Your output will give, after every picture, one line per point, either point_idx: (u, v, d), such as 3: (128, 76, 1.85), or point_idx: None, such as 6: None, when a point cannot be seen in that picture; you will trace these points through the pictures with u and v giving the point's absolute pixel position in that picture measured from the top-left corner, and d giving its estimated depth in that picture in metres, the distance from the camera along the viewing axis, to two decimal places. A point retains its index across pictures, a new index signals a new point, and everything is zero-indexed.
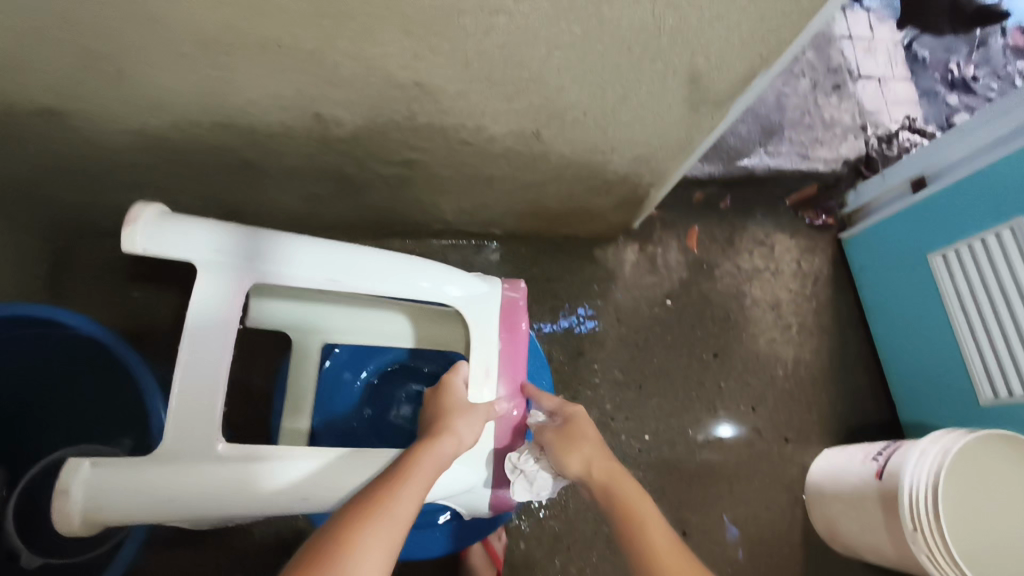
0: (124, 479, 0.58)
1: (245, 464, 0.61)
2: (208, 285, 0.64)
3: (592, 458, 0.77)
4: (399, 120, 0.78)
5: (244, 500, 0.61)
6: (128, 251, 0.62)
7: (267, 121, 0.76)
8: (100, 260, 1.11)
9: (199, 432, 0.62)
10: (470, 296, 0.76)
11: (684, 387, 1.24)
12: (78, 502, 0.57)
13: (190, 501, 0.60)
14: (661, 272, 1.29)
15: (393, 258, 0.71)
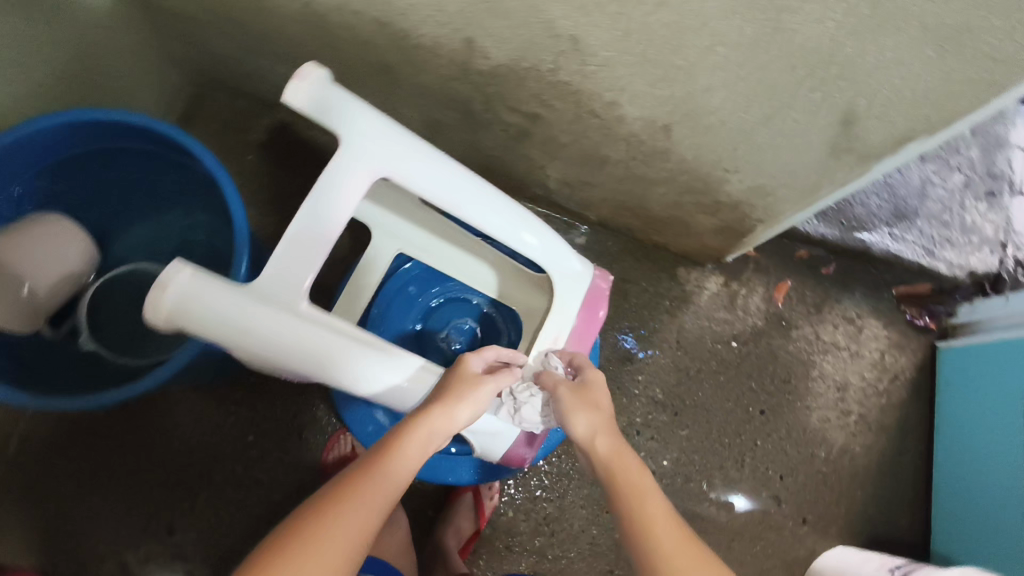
0: (219, 295, 0.60)
1: (325, 330, 0.64)
2: (342, 164, 0.66)
3: (601, 426, 0.68)
4: (542, 71, 0.79)
5: (315, 358, 0.63)
6: (287, 101, 0.64)
7: (421, 33, 0.79)
8: (230, 117, 1.19)
9: (293, 281, 0.64)
10: (566, 275, 0.79)
11: (719, 431, 1.20)
12: (170, 299, 0.59)
13: (270, 337, 0.62)
14: (737, 313, 1.25)
15: (514, 205, 0.73)
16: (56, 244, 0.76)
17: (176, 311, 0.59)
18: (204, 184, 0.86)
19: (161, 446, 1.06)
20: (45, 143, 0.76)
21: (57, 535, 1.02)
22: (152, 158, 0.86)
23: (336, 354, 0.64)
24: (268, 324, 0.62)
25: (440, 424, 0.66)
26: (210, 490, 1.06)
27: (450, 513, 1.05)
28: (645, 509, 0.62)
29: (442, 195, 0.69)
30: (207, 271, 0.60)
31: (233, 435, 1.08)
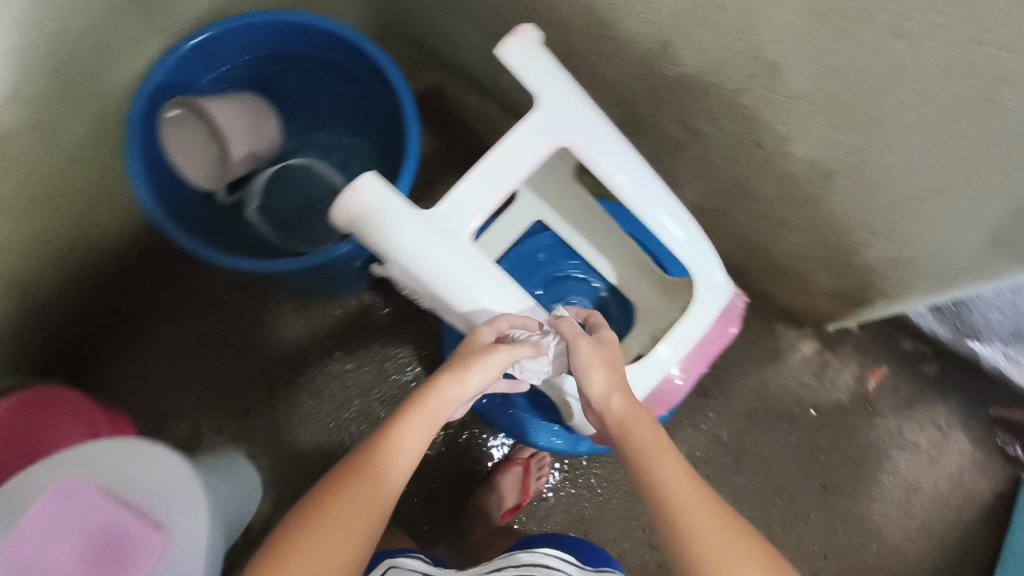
0: (395, 212, 0.64)
1: (481, 267, 0.68)
2: (531, 126, 0.68)
3: (617, 385, 0.71)
4: (726, 91, 0.82)
5: (467, 288, 0.67)
6: (500, 54, 0.66)
7: (622, 26, 0.84)
8: (404, 64, 1.27)
9: (463, 214, 0.67)
10: (710, 288, 0.76)
11: (774, 491, 1.18)
12: (354, 206, 0.63)
13: (433, 260, 0.65)
14: (824, 383, 1.23)
15: (681, 207, 0.74)
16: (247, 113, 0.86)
17: (356, 220, 0.64)
18: (386, 116, 0.90)
19: (259, 336, 1.14)
20: (261, 33, 0.84)
21: (151, 386, 1.11)
22: (339, 78, 0.91)
23: (485, 291, 0.68)
24: (435, 247, 0.65)
25: (445, 398, 0.66)
26: (291, 388, 1.13)
27: (500, 476, 1.09)
28: (658, 463, 0.65)
29: (620, 178, 0.70)
30: (390, 188, 0.64)
31: (325, 346, 1.14)
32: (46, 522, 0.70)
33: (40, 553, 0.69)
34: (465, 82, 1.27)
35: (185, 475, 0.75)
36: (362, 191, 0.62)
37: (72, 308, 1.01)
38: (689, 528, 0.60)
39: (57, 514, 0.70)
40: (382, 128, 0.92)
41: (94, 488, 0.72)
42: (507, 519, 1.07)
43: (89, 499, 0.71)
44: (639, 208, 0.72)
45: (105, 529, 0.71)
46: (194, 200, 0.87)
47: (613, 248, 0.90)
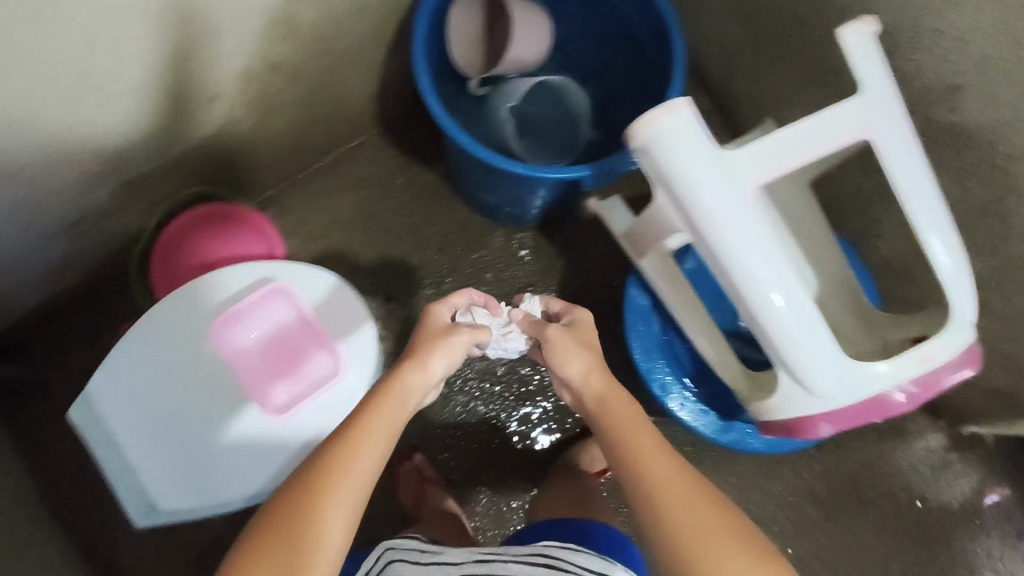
0: (693, 143, 0.61)
1: (758, 222, 0.62)
2: (843, 107, 0.65)
3: (592, 364, 0.69)
4: (998, 152, 0.80)
5: (739, 242, 0.62)
6: (836, 35, 0.64)
7: (911, 58, 0.83)
8: None
9: (753, 169, 0.63)
10: (963, 325, 0.68)
11: (851, 563, 1.16)
12: (655, 125, 0.60)
13: (716, 202, 0.61)
14: (938, 480, 1.18)
15: (958, 242, 0.69)
16: (529, 35, 0.86)
17: (653, 141, 0.61)
18: (643, 80, 0.87)
19: (424, 234, 1.19)
20: None
21: (315, 246, 1.16)
22: (605, 17, 0.88)
23: (756, 247, 0.62)
24: (721, 192, 0.61)
25: (411, 387, 0.66)
26: (438, 290, 1.18)
27: (589, 444, 1.09)
28: (627, 431, 0.65)
29: (915, 190, 0.66)
30: (697, 117, 0.61)
31: (479, 265, 1.20)
32: (256, 316, 0.80)
33: (243, 340, 0.79)
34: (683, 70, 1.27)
35: (369, 344, 0.80)
36: (675, 114, 0.60)
37: (281, 149, 1.06)
38: (668, 503, 0.60)
39: (266, 315, 0.80)
40: (632, 93, 0.89)
41: (303, 311, 0.80)
42: (600, 476, 1.11)
43: (297, 318, 0.80)
44: (918, 228, 0.67)
45: (297, 348, 0.80)
46: (450, 83, 0.89)
47: (822, 271, 0.86)
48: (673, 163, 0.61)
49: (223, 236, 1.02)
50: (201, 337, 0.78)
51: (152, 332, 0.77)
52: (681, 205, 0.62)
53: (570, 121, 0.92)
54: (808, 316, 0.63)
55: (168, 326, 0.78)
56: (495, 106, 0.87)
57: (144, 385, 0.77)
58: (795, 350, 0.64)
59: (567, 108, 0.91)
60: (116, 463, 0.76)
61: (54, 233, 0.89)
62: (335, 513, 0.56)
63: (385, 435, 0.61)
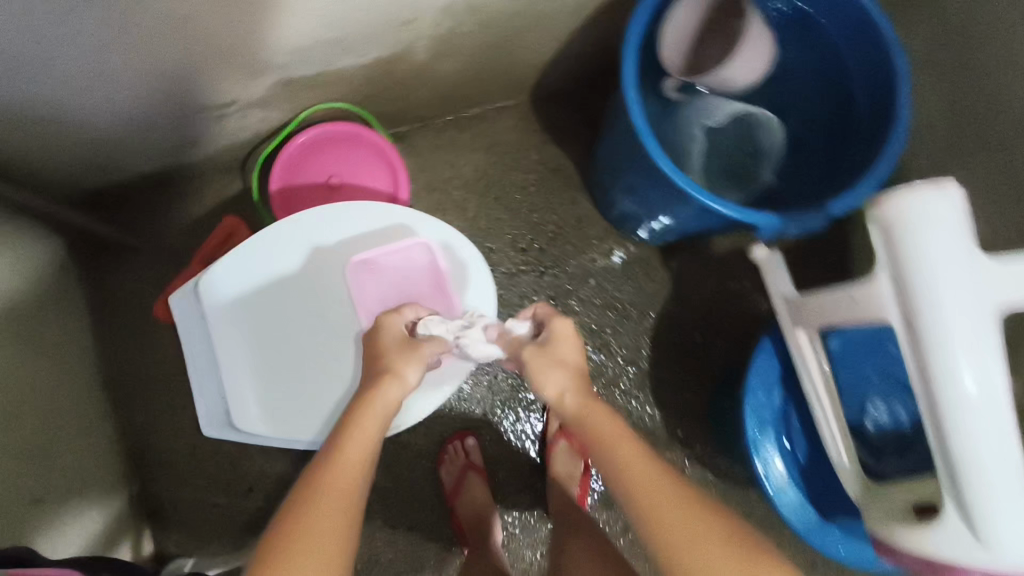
0: (947, 233, 0.56)
1: (989, 334, 0.55)
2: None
3: (567, 383, 0.64)
4: None
5: (961, 355, 0.55)
6: None
7: None
8: None
9: (1002, 287, 0.56)
10: None
11: None
12: (907, 202, 0.57)
13: (951, 303, 0.55)
14: None
15: None
16: (745, 61, 0.76)
17: (904, 201, 0.57)
18: (852, 141, 0.79)
19: (541, 218, 1.13)
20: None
21: (431, 197, 1.12)
22: (829, 62, 0.81)
23: (977, 356, 0.54)
24: (963, 297, 0.55)
25: (390, 400, 0.65)
26: (536, 278, 1.13)
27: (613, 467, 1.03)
28: (604, 440, 0.60)
29: None
30: (963, 210, 0.56)
31: (585, 269, 1.14)
32: (389, 262, 0.76)
33: (367, 282, 0.75)
34: None
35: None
36: (938, 190, 0.56)
37: (435, 90, 1.01)
38: (654, 508, 0.55)
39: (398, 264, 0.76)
40: (832, 150, 0.81)
41: (437, 273, 0.76)
42: None
43: (428, 278, 0.76)
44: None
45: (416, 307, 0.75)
46: (645, 78, 0.83)
47: None
48: (915, 232, 0.56)
49: (352, 160, 0.98)
50: (331, 265, 0.75)
51: (281, 246, 0.74)
52: (906, 290, 0.57)
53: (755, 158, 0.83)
54: (1010, 455, 0.54)
55: (300, 243, 0.74)
56: (685, 119, 0.82)
57: (260, 296, 0.73)
58: (981, 481, 0.55)
59: (760, 146, 0.83)
60: (206, 365, 0.72)
61: (200, 113, 0.86)
62: (330, 519, 0.53)
63: (369, 436, 0.62)
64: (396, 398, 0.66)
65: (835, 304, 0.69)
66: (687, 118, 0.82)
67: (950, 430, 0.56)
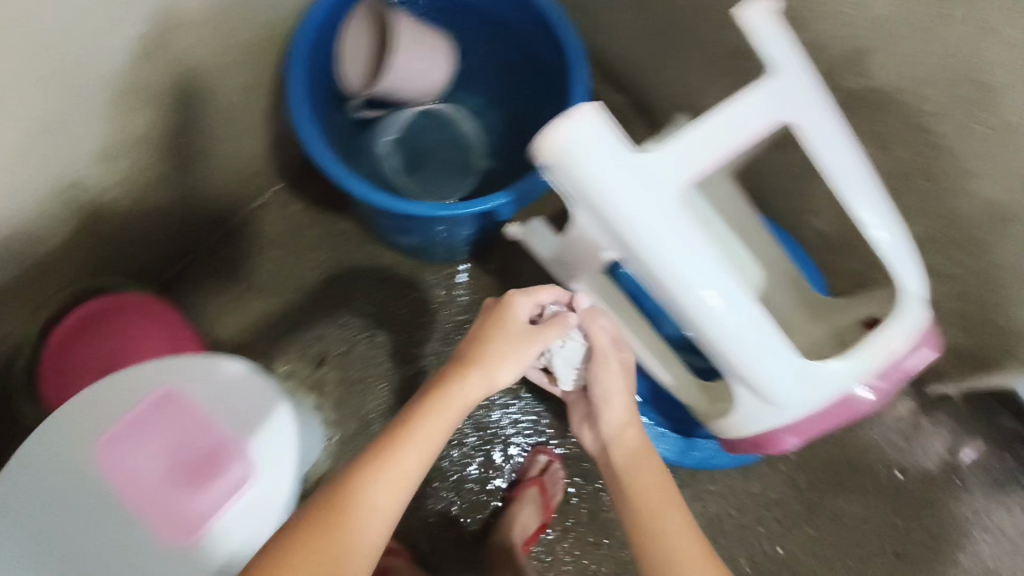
0: (607, 152, 0.53)
1: (682, 229, 0.56)
2: (784, 54, 0.57)
3: (614, 404, 0.73)
4: (914, 111, 0.75)
5: (667, 248, 0.56)
6: (738, 15, 0.56)
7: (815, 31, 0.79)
8: None
9: (685, 174, 0.56)
10: (909, 316, 0.63)
11: (844, 548, 1.12)
12: (566, 137, 0.53)
13: (642, 211, 0.54)
14: (914, 446, 1.16)
15: (909, 244, 0.64)
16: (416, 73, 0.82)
17: (545, 150, 0.54)
18: (551, 92, 0.83)
19: (348, 287, 1.11)
20: None
21: (233, 321, 1.08)
22: (503, 31, 0.85)
23: (678, 254, 0.56)
24: (634, 193, 0.54)
25: (466, 396, 0.68)
26: (370, 345, 1.09)
27: (527, 491, 1.03)
28: (624, 440, 0.73)
29: (854, 187, 0.59)
30: (613, 124, 0.53)
31: (410, 314, 1.11)
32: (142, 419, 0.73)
33: (127, 452, 0.72)
34: (597, 70, 1.23)
35: (260, 426, 0.74)
36: (570, 125, 0.52)
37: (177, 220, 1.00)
38: (651, 526, 0.66)
39: (152, 415, 0.73)
40: (540, 105, 0.85)
41: (190, 402, 0.74)
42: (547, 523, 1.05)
43: (179, 415, 0.74)
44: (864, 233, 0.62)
45: (182, 439, 0.73)
46: (337, 117, 0.84)
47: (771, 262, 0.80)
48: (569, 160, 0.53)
49: (127, 325, 0.92)
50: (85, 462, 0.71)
51: (24, 474, 0.70)
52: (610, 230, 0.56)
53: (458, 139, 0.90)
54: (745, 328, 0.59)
55: (42, 463, 0.71)
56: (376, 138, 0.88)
57: (25, 532, 0.69)
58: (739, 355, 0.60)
59: (451, 135, 0.91)
60: None
61: None
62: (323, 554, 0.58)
63: (426, 442, 0.65)
64: (479, 395, 0.69)
65: (587, 242, 0.66)
66: (375, 134, 0.88)
67: (695, 321, 0.59)
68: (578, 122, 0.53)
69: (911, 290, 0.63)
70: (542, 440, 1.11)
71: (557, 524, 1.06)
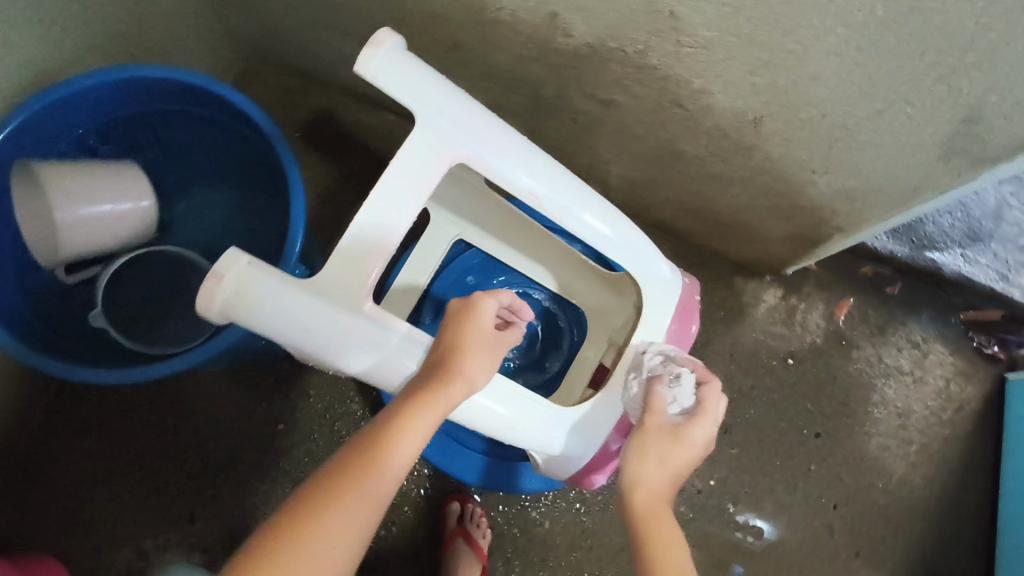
0: (272, 288, 0.55)
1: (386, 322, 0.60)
2: (417, 91, 0.60)
3: (664, 464, 0.65)
4: (628, 52, 0.73)
5: (381, 342, 0.60)
6: (360, 71, 0.59)
7: (503, 5, 0.74)
8: (284, 92, 1.15)
9: (363, 256, 0.59)
10: (655, 280, 0.74)
11: (771, 451, 1.14)
12: (223, 292, 0.55)
13: (335, 322, 0.57)
14: (795, 329, 1.19)
15: (626, 219, 0.71)
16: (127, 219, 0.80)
17: (212, 307, 0.55)
18: (271, 163, 0.81)
19: (188, 430, 1.01)
20: (117, 89, 0.75)
21: (81, 516, 0.98)
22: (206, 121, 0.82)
23: (392, 349, 0.60)
24: (315, 308, 0.57)
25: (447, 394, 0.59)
26: (236, 478, 1.01)
27: (454, 550, 0.98)
28: (649, 496, 0.65)
29: (544, 199, 0.66)
30: (262, 264, 0.56)
31: (265, 426, 1.02)
32: None
33: None
34: (354, 97, 1.16)
35: None
36: (225, 278, 0.55)
37: None
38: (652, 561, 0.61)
39: None
40: (272, 178, 0.82)
41: None
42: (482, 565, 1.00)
43: None
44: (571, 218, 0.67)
45: None
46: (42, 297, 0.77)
47: (542, 255, 0.87)
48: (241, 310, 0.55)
49: None
50: None
51: None
52: (313, 351, 0.59)
53: (193, 271, 0.86)
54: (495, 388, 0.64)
55: None
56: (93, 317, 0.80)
57: None
58: (500, 408, 0.65)
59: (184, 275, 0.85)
60: None
61: None
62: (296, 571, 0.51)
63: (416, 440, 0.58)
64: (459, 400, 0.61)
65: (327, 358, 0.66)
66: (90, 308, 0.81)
67: None
68: (233, 269, 0.55)
69: (649, 271, 0.73)
70: (457, 486, 1.07)
71: (498, 562, 1.03)
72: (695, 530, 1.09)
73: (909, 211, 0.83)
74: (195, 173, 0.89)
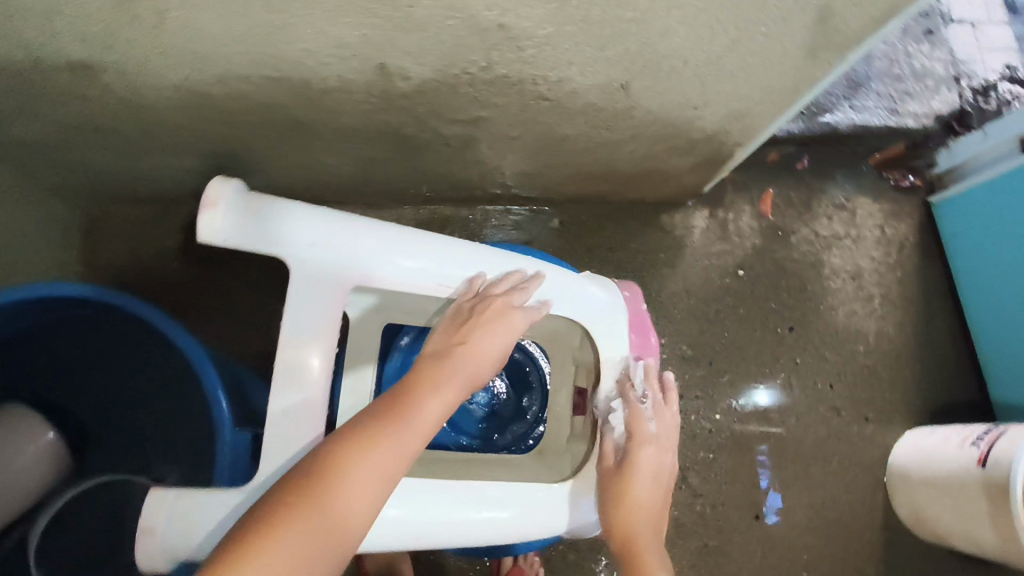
0: (198, 513, 0.55)
1: None
2: (281, 233, 0.58)
3: (642, 491, 0.68)
4: (473, 72, 0.68)
5: None
6: (208, 240, 0.55)
7: (326, 75, 0.68)
8: (140, 227, 1.05)
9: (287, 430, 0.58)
10: (595, 310, 0.73)
11: (757, 363, 1.16)
12: (156, 542, 0.54)
13: None
14: (733, 240, 1.20)
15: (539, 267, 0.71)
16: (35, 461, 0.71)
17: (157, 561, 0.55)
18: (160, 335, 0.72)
19: None
20: None
21: None
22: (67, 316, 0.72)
23: None
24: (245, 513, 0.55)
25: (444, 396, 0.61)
26: None
27: None
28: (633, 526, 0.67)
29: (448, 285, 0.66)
30: (182, 495, 0.55)
31: None
32: None
33: None
34: None
35: None
36: (150, 529, 0.54)
37: None
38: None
39: None
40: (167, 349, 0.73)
41: None
42: None
43: None
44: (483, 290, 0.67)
45: None
46: None
47: None
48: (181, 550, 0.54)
49: None
50: None
51: None
52: None
53: (122, 501, 0.78)
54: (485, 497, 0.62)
55: None
56: None
57: None
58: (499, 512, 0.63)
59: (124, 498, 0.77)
60: None
61: None
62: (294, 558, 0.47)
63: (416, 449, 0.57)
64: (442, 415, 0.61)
65: None
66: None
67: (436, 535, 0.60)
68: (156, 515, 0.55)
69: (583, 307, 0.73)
70: None
71: None
72: (721, 467, 1.11)
73: (796, 108, 0.83)
74: (80, 370, 0.79)
